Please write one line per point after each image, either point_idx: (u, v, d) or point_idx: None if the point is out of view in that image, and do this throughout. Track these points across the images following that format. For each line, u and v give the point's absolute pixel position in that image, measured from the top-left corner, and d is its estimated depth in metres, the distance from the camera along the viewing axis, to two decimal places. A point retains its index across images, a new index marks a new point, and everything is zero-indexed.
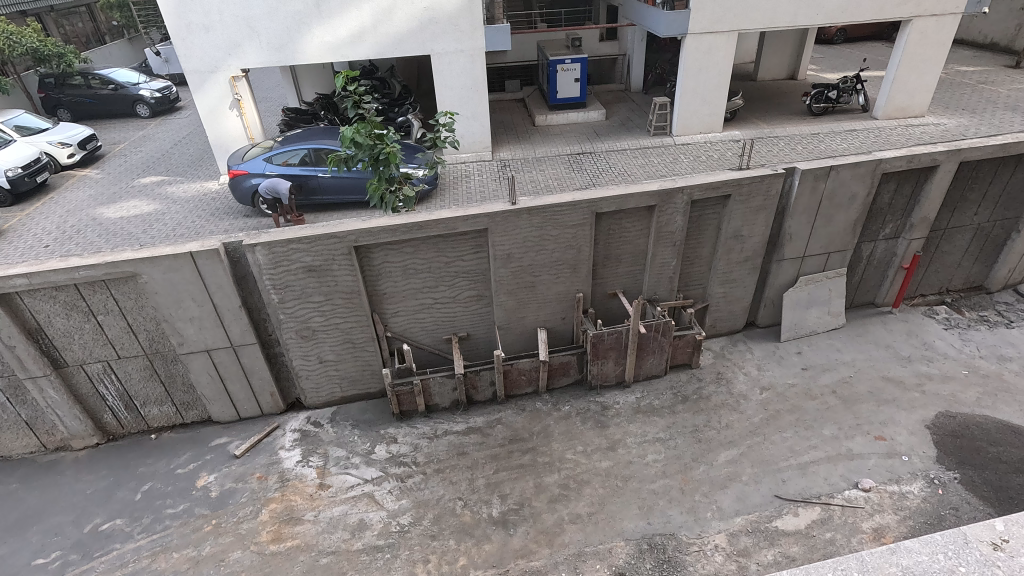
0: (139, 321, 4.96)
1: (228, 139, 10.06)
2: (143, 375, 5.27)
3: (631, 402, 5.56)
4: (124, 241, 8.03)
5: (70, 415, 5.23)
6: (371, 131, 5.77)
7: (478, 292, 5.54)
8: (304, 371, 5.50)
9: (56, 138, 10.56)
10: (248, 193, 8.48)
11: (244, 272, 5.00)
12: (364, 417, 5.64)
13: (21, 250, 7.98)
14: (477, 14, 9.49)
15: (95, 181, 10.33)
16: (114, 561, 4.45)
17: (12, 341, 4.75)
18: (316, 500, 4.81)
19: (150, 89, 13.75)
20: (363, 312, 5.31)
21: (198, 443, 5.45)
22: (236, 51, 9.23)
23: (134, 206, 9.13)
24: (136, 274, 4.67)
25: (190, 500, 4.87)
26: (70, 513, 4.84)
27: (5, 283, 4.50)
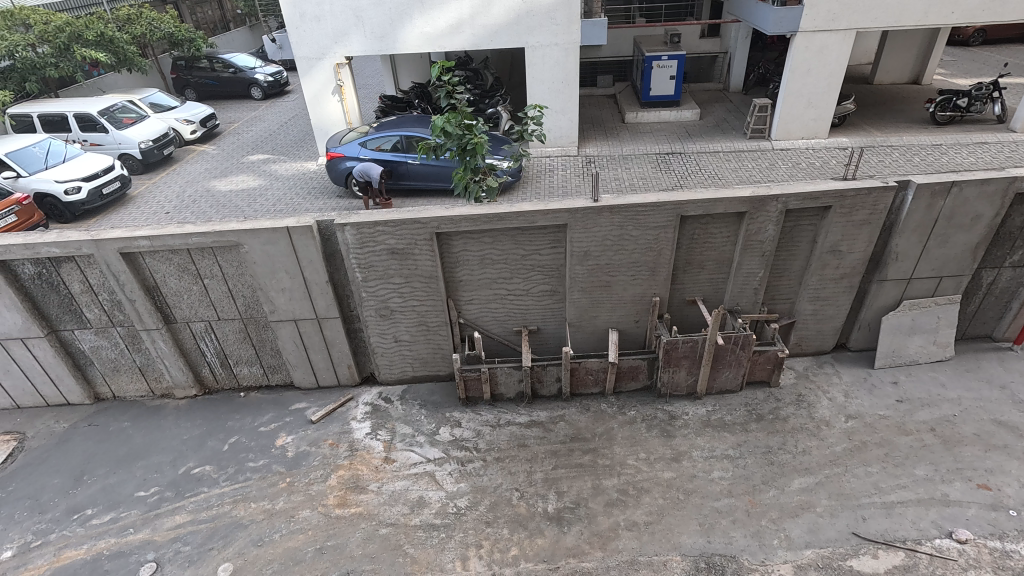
0: (239, 287, 5.39)
1: (328, 123, 10.61)
2: (238, 337, 5.72)
3: (701, 415, 5.35)
4: (232, 212, 8.73)
5: (175, 366, 5.78)
6: (461, 121, 5.90)
7: (552, 287, 5.53)
8: (379, 348, 5.76)
9: (182, 115, 11.63)
10: (342, 175, 8.94)
11: (334, 250, 5.28)
12: (431, 399, 5.81)
13: (147, 215, 8.89)
14: (574, 7, 9.43)
15: (211, 156, 11.29)
16: (200, 502, 4.89)
17: (133, 296, 5.31)
18: (380, 472, 5.04)
19: (265, 73, 14.82)
20: (439, 297, 5.47)
21: (280, 405, 5.85)
22: (342, 39, 9.72)
23: (242, 181, 9.91)
24: (240, 244, 5.06)
25: (269, 457, 5.25)
26: (169, 455, 5.37)
27: (131, 244, 5.03)
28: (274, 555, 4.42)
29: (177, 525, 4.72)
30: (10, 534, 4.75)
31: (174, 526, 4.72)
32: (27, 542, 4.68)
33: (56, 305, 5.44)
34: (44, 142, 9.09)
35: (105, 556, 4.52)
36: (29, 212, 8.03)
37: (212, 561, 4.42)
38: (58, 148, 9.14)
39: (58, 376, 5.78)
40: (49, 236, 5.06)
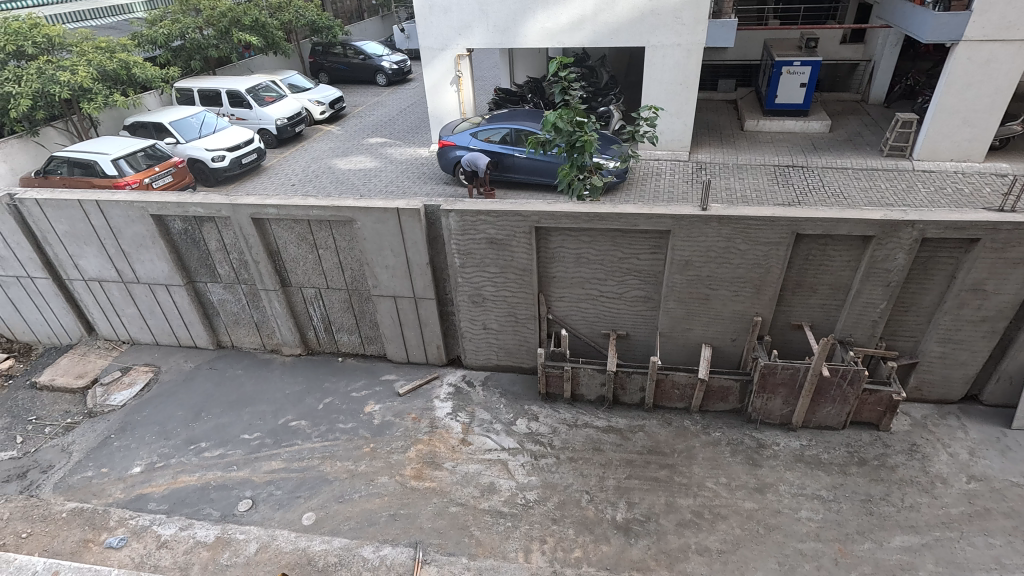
0: (348, 260, 5.77)
1: (444, 112, 11.00)
2: (342, 306, 6.14)
3: (793, 448, 4.99)
4: (348, 189, 9.37)
5: (286, 326, 6.32)
6: (573, 118, 5.89)
7: (646, 294, 5.39)
8: (468, 333, 5.94)
9: (315, 97, 12.60)
10: (451, 163, 9.27)
11: (437, 234, 5.50)
12: (512, 389, 5.90)
13: (276, 185, 9.76)
14: (703, 6, 9.03)
15: (335, 136, 12.16)
16: (294, 453, 5.32)
17: (259, 258, 5.86)
18: (456, 453, 5.20)
19: (391, 61, 15.70)
20: (531, 290, 5.52)
21: (372, 374, 6.22)
22: (465, 31, 10.04)
23: (360, 161, 10.59)
24: (354, 220, 5.41)
25: (357, 421, 5.60)
26: (272, 405, 5.89)
27: (262, 211, 5.54)
28: (353, 513, 4.72)
29: (272, 470, 5.18)
30: (140, 453, 5.46)
31: (270, 470, 5.18)
32: (152, 462, 5.35)
33: (195, 259, 6.12)
34: (200, 115, 10.25)
35: (211, 486, 5.06)
36: (184, 174, 9.09)
37: (299, 508, 4.81)
38: (211, 121, 10.27)
39: (192, 321, 6.53)
40: (196, 196, 5.69)
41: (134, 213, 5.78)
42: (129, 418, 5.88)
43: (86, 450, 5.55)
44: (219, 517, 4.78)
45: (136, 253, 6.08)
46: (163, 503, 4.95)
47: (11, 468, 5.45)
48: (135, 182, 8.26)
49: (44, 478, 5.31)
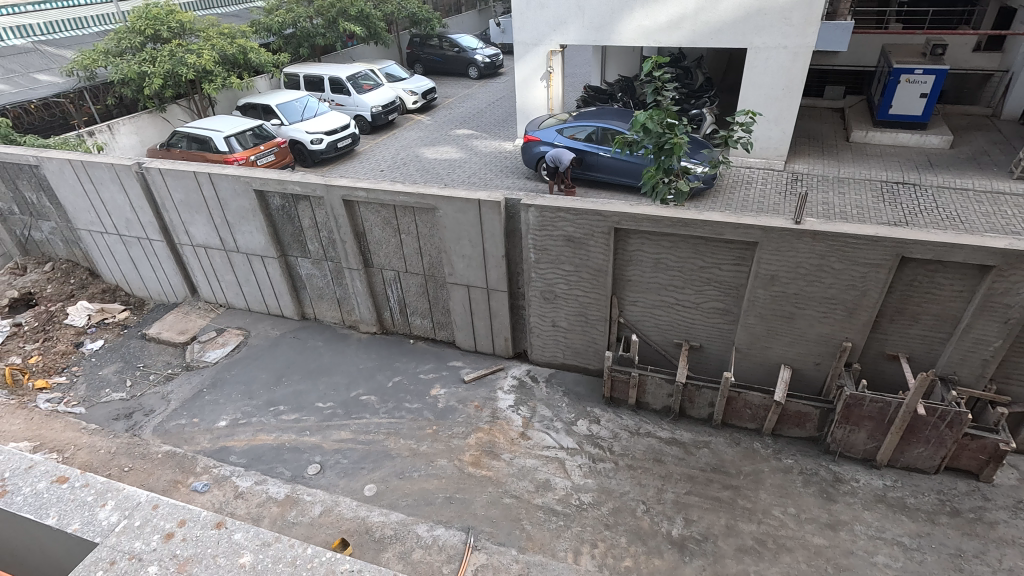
0: (428, 246, 5.95)
1: (531, 107, 11.05)
2: (418, 290, 6.34)
3: (875, 487, 4.63)
4: (433, 178, 9.65)
5: (365, 304, 6.62)
6: (664, 120, 5.72)
7: (725, 306, 5.17)
8: (537, 328, 5.95)
9: (409, 87, 13.03)
10: (534, 158, 9.30)
11: (515, 228, 5.54)
12: (576, 389, 5.87)
13: (367, 170, 10.22)
14: (816, 7, 8.46)
15: (425, 125, 12.54)
16: (362, 426, 5.58)
17: (346, 238, 6.17)
18: (515, 446, 5.25)
19: (484, 55, 15.97)
20: (604, 292, 5.44)
21: (440, 359, 6.39)
22: (560, 27, 10.01)
23: (446, 151, 10.87)
24: (436, 208, 5.56)
25: (423, 403, 5.79)
26: (346, 378, 6.20)
27: (352, 193, 5.82)
28: (411, 491, 4.88)
29: (341, 439, 5.46)
30: (227, 408, 5.93)
31: (339, 439, 5.46)
32: (237, 418, 5.79)
33: (289, 234, 6.54)
34: (304, 99, 10.90)
35: (285, 448, 5.41)
36: (285, 154, 9.71)
37: (362, 478, 5.04)
38: (313, 105, 10.89)
39: (281, 291, 7.00)
40: (295, 175, 6.06)
41: (240, 187, 6.24)
42: (220, 375, 6.39)
43: (182, 400, 6.10)
44: (290, 477, 5.10)
45: (238, 225, 6.58)
46: (242, 457, 5.35)
47: (119, 408, 6.09)
48: (242, 159, 8.93)
49: (146, 420, 5.89)
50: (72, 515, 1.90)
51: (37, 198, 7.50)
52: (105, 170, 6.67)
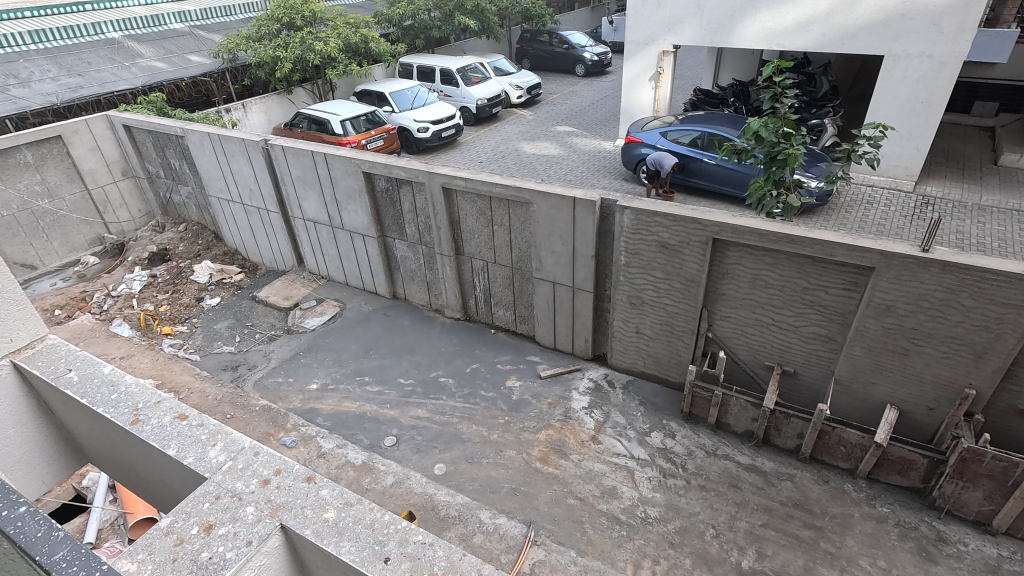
0: (518, 239, 6.01)
1: (636, 108, 10.81)
2: (505, 282, 6.43)
3: (986, 555, 4.11)
4: (529, 173, 9.73)
5: (452, 290, 6.82)
6: (780, 128, 5.36)
7: (827, 333, 4.78)
8: (619, 333, 5.84)
9: (515, 81, 13.18)
10: (634, 160, 9.10)
11: (608, 229, 5.46)
12: (653, 400, 5.70)
13: (467, 160, 10.50)
14: (973, 13, 7.56)
15: (527, 120, 12.66)
16: (438, 406, 5.78)
17: (441, 224, 6.38)
18: (585, 448, 5.20)
19: (593, 52, 15.81)
20: (694, 303, 5.23)
21: (518, 352, 6.45)
22: (676, 27, 9.71)
23: (545, 147, 10.91)
24: (531, 202, 5.60)
25: (498, 392, 5.89)
26: (427, 359, 6.44)
27: (452, 181, 6.00)
28: (477, 476, 5.00)
29: (417, 417, 5.68)
30: (318, 373, 6.36)
31: (415, 416, 5.68)
32: (326, 383, 6.21)
33: (390, 216, 6.86)
34: (415, 89, 11.38)
35: (366, 417, 5.72)
36: (393, 140, 10.20)
37: (433, 456, 5.23)
38: (423, 95, 11.34)
39: (377, 270, 7.37)
40: (402, 161, 6.34)
41: (351, 168, 6.63)
42: (316, 341, 6.87)
43: (281, 360, 6.62)
44: (368, 445, 5.39)
45: (345, 203, 7.00)
46: (327, 420, 5.72)
47: (228, 360, 6.72)
48: (354, 142, 9.48)
49: (248, 374, 6.45)
50: (188, 448, 2.12)
51: (180, 165, 8.41)
52: (237, 144, 7.34)
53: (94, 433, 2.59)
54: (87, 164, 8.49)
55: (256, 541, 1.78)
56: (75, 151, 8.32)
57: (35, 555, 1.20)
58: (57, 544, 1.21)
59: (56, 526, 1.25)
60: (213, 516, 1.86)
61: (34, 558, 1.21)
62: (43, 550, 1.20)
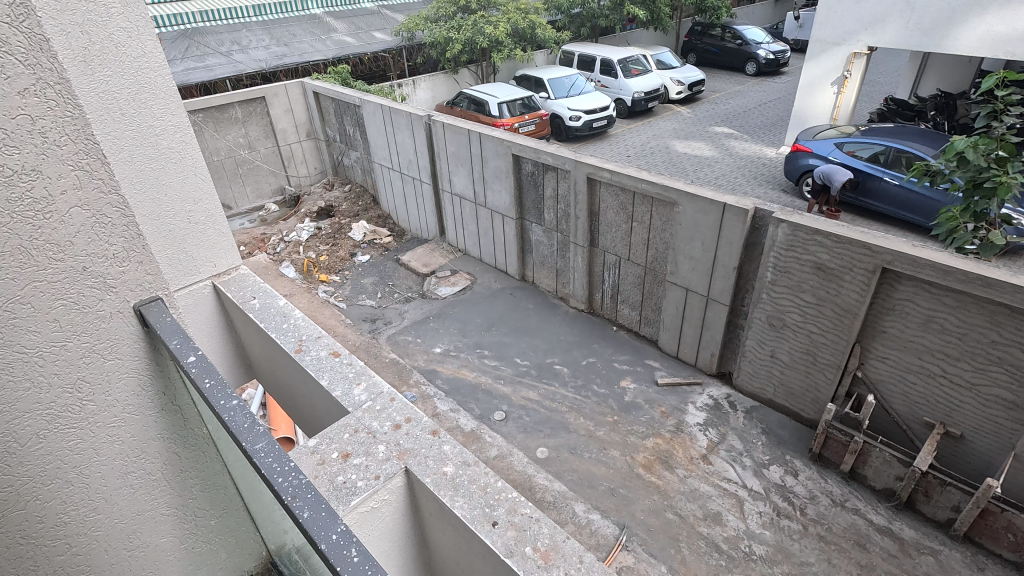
0: (657, 240, 5.81)
1: (810, 114, 9.85)
2: (635, 281, 6.27)
3: None
4: (678, 173, 9.34)
5: (580, 281, 6.82)
6: (992, 151, 4.56)
7: (1014, 399, 4.03)
8: (751, 354, 5.43)
9: (677, 76, 12.65)
10: (798, 171, 8.32)
11: (757, 241, 5.08)
12: (778, 432, 5.26)
13: (614, 153, 10.35)
14: None
15: (683, 117, 12.11)
16: (549, 392, 5.85)
17: (579, 214, 6.37)
18: (693, 465, 4.97)
19: (768, 50, 14.63)
20: (846, 335, 4.69)
21: (638, 354, 6.29)
22: (875, 27, 8.63)
23: (699, 147, 10.38)
24: (677, 203, 5.38)
25: (610, 391, 5.81)
26: (546, 344, 6.54)
27: (597, 173, 5.95)
28: (577, 468, 5.00)
29: (528, 398, 5.81)
30: (443, 339, 6.75)
31: (526, 397, 5.81)
32: (449, 349, 6.57)
33: (530, 200, 7.00)
34: (574, 77, 11.40)
35: (481, 388, 5.97)
36: (544, 126, 10.36)
37: (537, 439, 5.32)
38: (580, 84, 11.34)
39: (510, 250, 7.59)
40: (551, 147, 6.43)
41: (502, 149, 6.87)
42: (445, 309, 7.28)
43: (413, 321, 7.12)
44: (478, 415, 5.63)
45: (491, 182, 7.27)
46: (445, 383, 6.07)
47: (369, 312, 7.39)
48: (508, 124, 9.78)
49: (384, 328, 7.04)
50: (338, 383, 2.39)
51: (353, 132, 9.30)
52: (404, 117, 7.93)
53: (265, 355, 3.00)
54: (281, 124, 9.74)
55: (383, 478, 1.96)
56: (273, 111, 9.58)
57: (241, 441, 1.39)
58: (259, 437, 1.39)
59: (259, 422, 1.42)
60: (350, 446, 2.09)
61: (240, 444, 1.41)
62: (246, 438, 1.39)
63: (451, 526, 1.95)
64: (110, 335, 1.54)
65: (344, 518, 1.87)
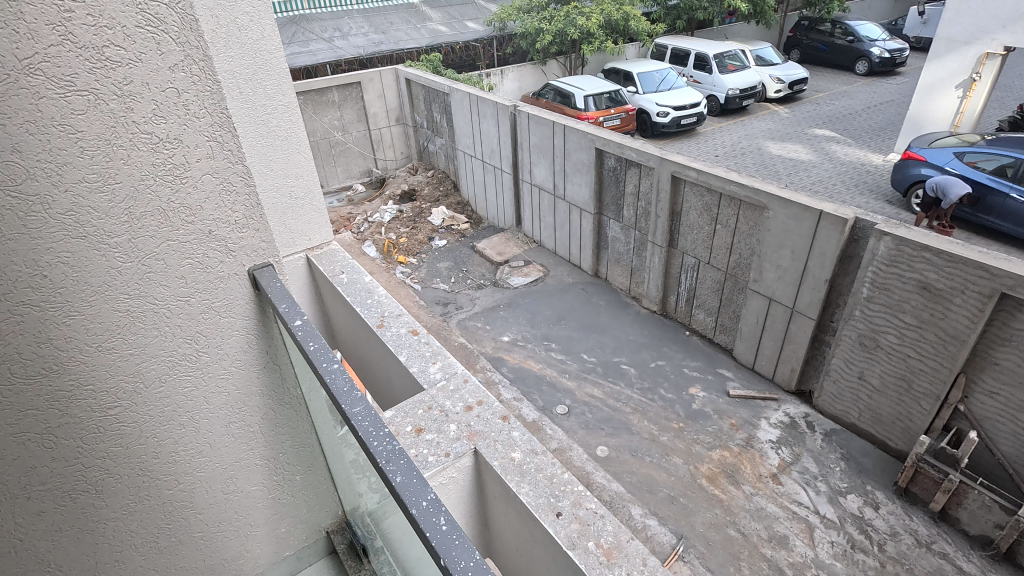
0: (741, 245, 5.54)
1: (927, 122, 8.97)
2: (713, 286, 6.02)
3: None
4: (770, 175, 8.86)
5: (655, 281, 6.64)
6: None
7: None
8: (836, 374, 5.08)
9: (777, 73, 11.94)
10: (908, 181, 7.64)
11: (853, 254, 4.73)
12: (860, 459, 4.90)
13: (702, 152, 9.96)
14: None
15: (780, 117, 11.44)
16: (614, 391, 5.77)
17: (660, 213, 6.19)
18: (761, 483, 4.74)
19: (883, 48, 13.49)
20: (950, 363, 4.28)
21: (710, 362, 6.06)
22: (1015, 25, 7.76)
23: (795, 150, 9.78)
24: (767, 208, 5.10)
25: (678, 396, 5.64)
26: (614, 343, 6.44)
27: (683, 171, 5.75)
28: (638, 471, 4.91)
29: (592, 395, 5.75)
30: (511, 328, 6.81)
31: (590, 394, 5.76)
32: (516, 338, 6.62)
33: (610, 195, 6.88)
34: (664, 71, 11.05)
35: (545, 380, 5.98)
36: (630, 121, 10.12)
37: (598, 437, 5.27)
38: (671, 79, 10.97)
39: (586, 245, 7.51)
40: (636, 143, 6.28)
41: (585, 143, 6.79)
42: (516, 298, 7.34)
43: (483, 308, 7.24)
44: (541, 407, 5.65)
45: (571, 175, 7.21)
46: (510, 371, 6.13)
47: (442, 296, 7.58)
48: (592, 118, 9.64)
49: (455, 312, 7.20)
50: (415, 359, 2.48)
51: (440, 119, 9.52)
52: (490, 106, 8.01)
53: (349, 328, 3.15)
54: (374, 108, 10.15)
55: (452, 456, 2.02)
56: (367, 96, 10.01)
57: (340, 404, 1.39)
58: (357, 402, 1.39)
59: (357, 389, 1.43)
60: (422, 422, 2.16)
61: (339, 407, 1.41)
62: (345, 402, 1.39)
63: (514, 511, 1.98)
64: (226, 294, 1.68)
65: (430, 481, 1.97)
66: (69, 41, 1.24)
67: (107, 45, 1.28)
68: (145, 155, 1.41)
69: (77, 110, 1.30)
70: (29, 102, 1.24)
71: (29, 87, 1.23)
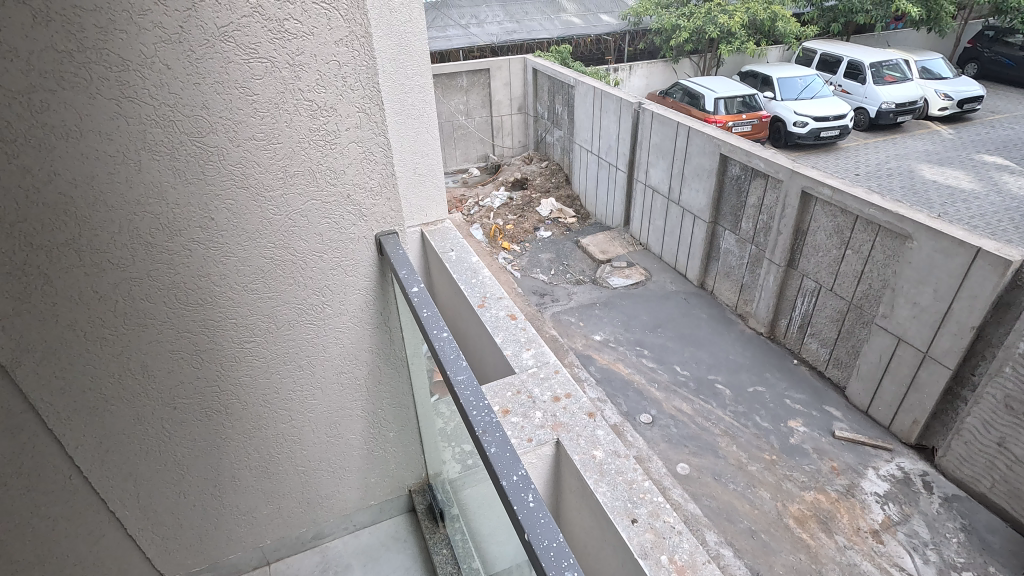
0: (872, 275, 5.01)
1: None
2: (834, 315, 5.50)
3: None
4: (919, 201, 7.92)
5: (767, 301, 6.20)
6: None
7: None
8: (970, 435, 4.45)
9: (945, 89, 10.57)
10: None
11: (1013, 301, 4.11)
12: (982, 534, 4.31)
13: (840, 168, 9.11)
14: None
15: (942, 138, 10.14)
16: (705, 410, 5.50)
17: (784, 230, 5.76)
18: (858, 537, 4.32)
19: None
20: None
21: (817, 396, 5.58)
22: None
23: (955, 176, 8.65)
24: (911, 238, 4.56)
25: (775, 427, 5.27)
26: (711, 360, 6.13)
27: (818, 188, 5.29)
28: (719, 497, 4.65)
29: (679, 409, 5.53)
30: (605, 328, 6.70)
31: (678, 408, 5.54)
32: (609, 339, 6.51)
33: (729, 204, 6.51)
34: (809, 78, 10.19)
35: (633, 386, 5.83)
36: (762, 129, 9.50)
37: (681, 454, 5.06)
38: (816, 87, 10.10)
39: (695, 252, 7.18)
40: (766, 152, 5.88)
41: (710, 147, 6.48)
42: (614, 299, 7.22)
43: (579, 304, 7.18)
44: (624, 412, 5.53)
45: (689, 179, 6.92)
46: (599, 371, 6.04)
47: (539, 286, 7.62)
48: (721, 122, 9.15)
49: (550, 304, 7.23)
50: (510, 343, 2.53)
51: (562, 111, 9.52)
52: (614, 102, 7.88)
53: (451, 302, 3.28)
54: (498, 96, 10.39)
55: (535, 442, 2.04)
56: (494, 83, 10.27)
57: (445, 369, 1.45)
58: (461, 370, 1.44)
59: (463, 358, 1.48)
60: (510, 404, 2.20)
61: (443, 372, 1.47)
62: (450, 368, 1.45)
63: (589, 507, 1.99)
64: (354, 255, 1.81)
65: (520, 457, 2.03)
66: (258, 13, 1.40)
67: (287, 19, 1.43)
68: (304, 120, 1.56)
69: (256, 75, 1.46)
70: (219, 65, 1.42)
71: (221, 52, 1.41)
